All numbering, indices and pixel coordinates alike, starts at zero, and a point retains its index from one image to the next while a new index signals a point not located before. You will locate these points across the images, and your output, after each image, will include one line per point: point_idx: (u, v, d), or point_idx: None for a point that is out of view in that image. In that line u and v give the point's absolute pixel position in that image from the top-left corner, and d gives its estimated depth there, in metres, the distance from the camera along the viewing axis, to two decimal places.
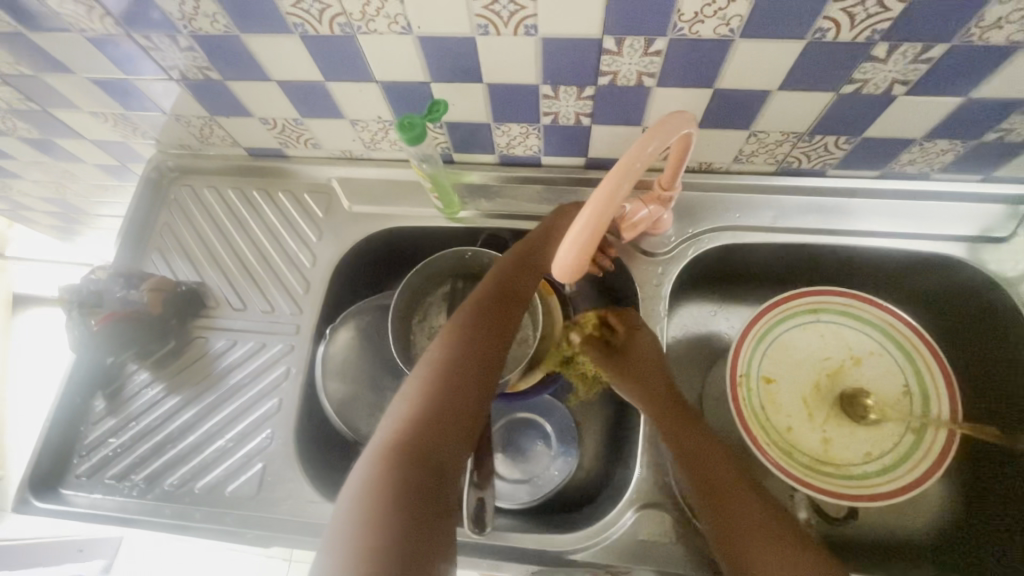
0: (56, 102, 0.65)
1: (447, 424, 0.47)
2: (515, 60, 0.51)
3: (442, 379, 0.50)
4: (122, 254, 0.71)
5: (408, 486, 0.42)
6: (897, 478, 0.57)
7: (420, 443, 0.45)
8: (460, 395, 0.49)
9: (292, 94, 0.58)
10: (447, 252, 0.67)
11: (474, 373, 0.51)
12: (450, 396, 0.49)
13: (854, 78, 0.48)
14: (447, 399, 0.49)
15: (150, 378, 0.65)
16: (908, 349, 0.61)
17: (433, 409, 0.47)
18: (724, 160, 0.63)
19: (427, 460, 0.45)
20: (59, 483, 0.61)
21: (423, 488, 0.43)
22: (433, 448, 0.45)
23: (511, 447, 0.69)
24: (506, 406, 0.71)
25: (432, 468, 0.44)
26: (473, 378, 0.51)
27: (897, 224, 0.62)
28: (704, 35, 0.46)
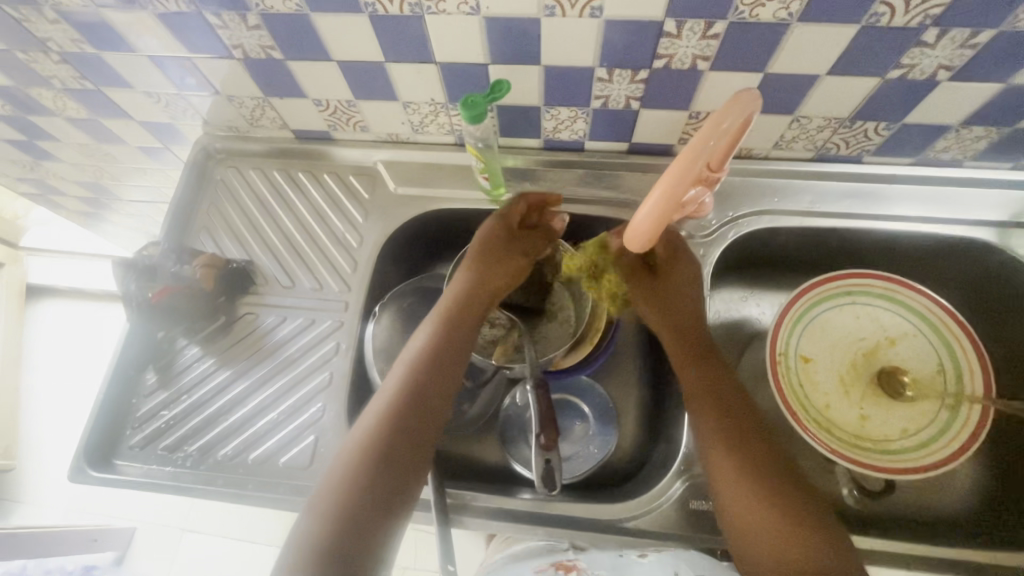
0: (109, 82, 0.66)
1: (417, 407, 0.53)
2: (577, 42, 0.52)
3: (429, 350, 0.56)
4: (170, 233, 0.72)
5: (386, 443, 0.50)
6: (936, 451, 0.59)
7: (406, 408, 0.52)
8: (442, 371, 0.55)
9: (351, 75, 0.60)
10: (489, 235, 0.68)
11: (442, 358, 0.56)
12: (430, 365, 0.55)
13: (902, 63, 0.51)
14: (431, 369, 0.55)
15: (201, 352, 0.67)
16: (942, 329, 0.63)
17: (415, 380, 0.54)
18: (765, 145, 0.65)
19: (407, 423, 0.52)
20: (114, 453, 0.63)
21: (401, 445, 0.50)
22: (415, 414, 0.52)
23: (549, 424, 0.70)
24: None
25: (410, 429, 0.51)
26: (452, 351, 0.57)
27: (931, 209, 0.65)
28: (763, 18, 0.48)
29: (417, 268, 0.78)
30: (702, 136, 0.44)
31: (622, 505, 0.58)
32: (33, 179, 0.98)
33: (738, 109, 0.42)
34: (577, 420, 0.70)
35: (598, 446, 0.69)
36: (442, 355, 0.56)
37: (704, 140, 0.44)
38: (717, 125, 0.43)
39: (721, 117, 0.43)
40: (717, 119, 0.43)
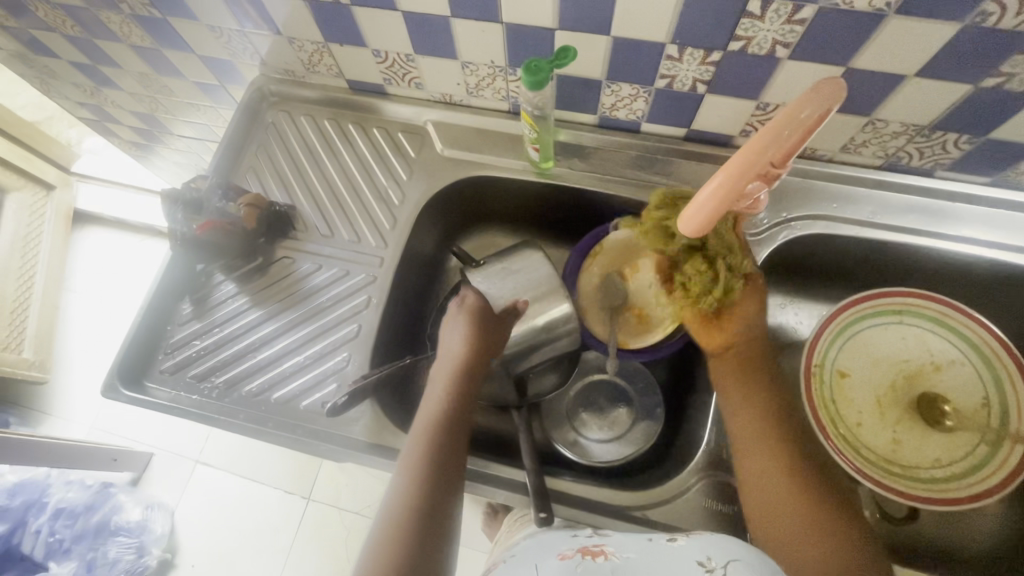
0: (176, 12, 0.67)
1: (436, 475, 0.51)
2: (652, 14, 0.50)
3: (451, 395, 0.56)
4: (219, 169, 0.73)
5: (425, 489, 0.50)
6: (966, 487, 0.57)
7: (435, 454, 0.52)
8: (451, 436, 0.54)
9: (414, 27, 0.59)
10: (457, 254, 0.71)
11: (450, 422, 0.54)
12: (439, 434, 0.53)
13: (1001, 71, 0.47)
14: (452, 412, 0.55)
15: (237, 289, 0.68)
16: (993, 363, 0.59)
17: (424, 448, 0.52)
18: (832, 146, 0.62)
19: (440, 470, 0.51)
20: (144, 375, 0.65)
21: (440, 486, 0.51)
22: (447, 451, 0.53)
23: (592, 405, 0.70)
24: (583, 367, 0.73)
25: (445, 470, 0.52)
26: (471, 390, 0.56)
27: (1003, 234, 0.61)
28: (857, 6, 0.45)
29: (454, 233, 0.77)
30: (777, 121, 0.41)
31: (635, 494, 0.57)
32: (93, 104, 1.00)
33: (821, 95, 0.40)
34: (621, 406, 0.69)
35: (644, 432, 0.67)
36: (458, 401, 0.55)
37: (789, 124, 0.41)
38: (800, 106, 0.40)
39: (806, 100, 0.40)
40: (797, 104, 0.40)
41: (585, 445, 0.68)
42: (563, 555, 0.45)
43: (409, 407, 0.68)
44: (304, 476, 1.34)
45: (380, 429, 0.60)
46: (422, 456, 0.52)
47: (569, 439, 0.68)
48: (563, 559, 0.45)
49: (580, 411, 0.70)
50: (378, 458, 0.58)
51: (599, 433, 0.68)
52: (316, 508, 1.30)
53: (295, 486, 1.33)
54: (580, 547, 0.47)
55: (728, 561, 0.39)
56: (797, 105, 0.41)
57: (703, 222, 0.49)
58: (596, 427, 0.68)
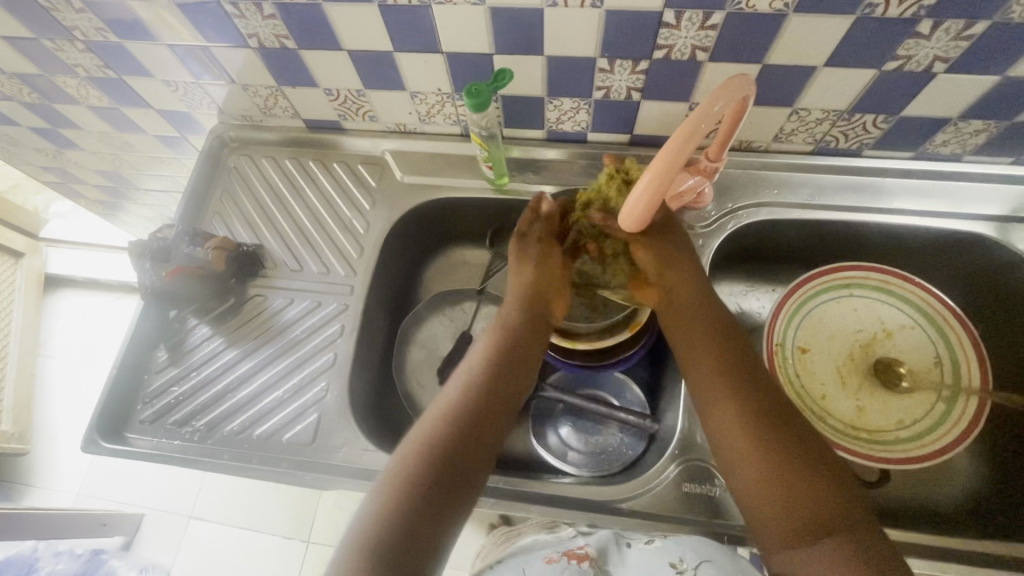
0: (131, 71, 0.69)
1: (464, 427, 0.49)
2: (578, 32, 0.54)
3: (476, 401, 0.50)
4: (185, 217, 0.75)
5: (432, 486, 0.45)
6: (929, 444, 0.59)
7: (444, 450, 0.47)
8: (492, 390, 0.51)
9: (361, 64, 0.62)
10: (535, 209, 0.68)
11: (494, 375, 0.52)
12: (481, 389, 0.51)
13: (898, 54, 0.52)
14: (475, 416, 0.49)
15: (211, 332, 0.69)
16: (938, 322, 0.63)
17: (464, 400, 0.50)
18: (764, 138, 0.66)
19: (467, 423, 0.49)
20: (124, 426, 0.65)
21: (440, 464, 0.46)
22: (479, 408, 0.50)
23: (582, 420, 0.72)
24: (571, 381, 0.74)
25: (459, 472, 0.47)
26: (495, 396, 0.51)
27: (931, 203, 0.65)
28: (759, 9, 0.49)
29: (423, 256, 0.79)
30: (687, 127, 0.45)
31: (615, 487, 0.59)
32: (56, 168, 1.01)
33: (734, 88, 0.44)
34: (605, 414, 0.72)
35: (634, 442, 0.69)
36: (484, 409, 0.50)
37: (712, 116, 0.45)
38: (720, 98, 0.44)
39: (726, 92, 0.44)
40: (711, 100, 0.44)
41: (577, 460, 0.69)
42: (549, 559, 0.52)
43: (391, 430, 0.69)
44: (300, 518, 1.32)
45: (364, 453, 0.60)
46: (432, 449, 0.47)
47: (559, 452, 0.70)
48: (550, 562, 0.52)
49: (570, 425, 0.72)
50: (364, 482, 0.59)
51: (583, 445, 0.71)
52: (315, 551, 1.28)
53: (292, 529, 1.31)
54: (565, 550, 0.53)
55: (698, 564, 0.49)
56: (714, 98, 0.44)
57: (634, 217, 0.52)
58: (581, 437, 0.71)
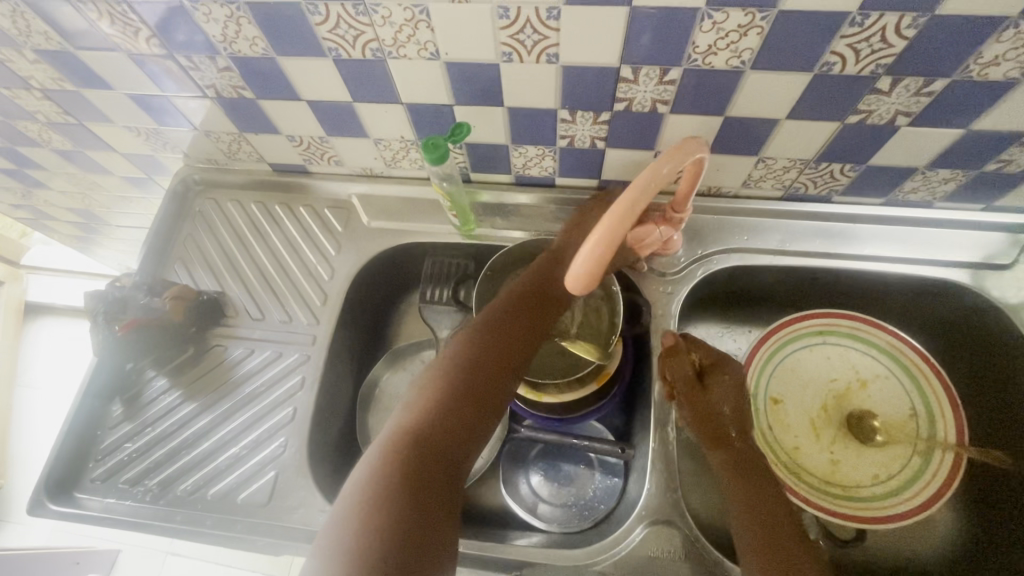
0: (91, 117, 0.68)
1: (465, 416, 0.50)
2: (536, 85, 0.53)
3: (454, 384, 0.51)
4: (146, 263, 0.73)
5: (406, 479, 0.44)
6: (906, 500, 0.58)
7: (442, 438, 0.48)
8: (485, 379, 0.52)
9: (321, 113, 0.61)
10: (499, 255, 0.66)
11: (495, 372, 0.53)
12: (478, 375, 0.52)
13: (859, 108, 0.51)
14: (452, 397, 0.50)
15: (168, 384, 0.67)
16: (913, 372, 0.62)
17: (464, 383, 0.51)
18: (733, 184, 0.65)
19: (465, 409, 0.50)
20: (75, 486, 0.62)
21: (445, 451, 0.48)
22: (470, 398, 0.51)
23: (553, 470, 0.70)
24: None
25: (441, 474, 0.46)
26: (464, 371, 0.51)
27: (903, 249, 0.64)
28: (716, 66, 0.48)
29: (393, 299, 0.78)
30: (570, 269, 0.48)
31: (583, 551, 0.56)
32: (27, 206, 1.00)
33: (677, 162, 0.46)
34: (579, 466, 0.70)
35: (605, 495, 0.67)
36: (457, 390, 0.50)
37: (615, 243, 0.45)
38: (634, 196, 0.44)
39: (645, 193, 0.44)
40: (639, 185, 0.44)
41: (547, 513, 0.68)
42: None
43: None
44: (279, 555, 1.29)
45: (320, 514, 0.58)
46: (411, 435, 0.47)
47: (529, 504, 0.68)
48: None
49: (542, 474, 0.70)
50: None
51: (555, 496, 0.69)
52: None
53: (270, 566, 1.28)
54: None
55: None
56: (626, 201, 0.44)
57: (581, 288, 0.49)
58: (553, 488, 0.69)
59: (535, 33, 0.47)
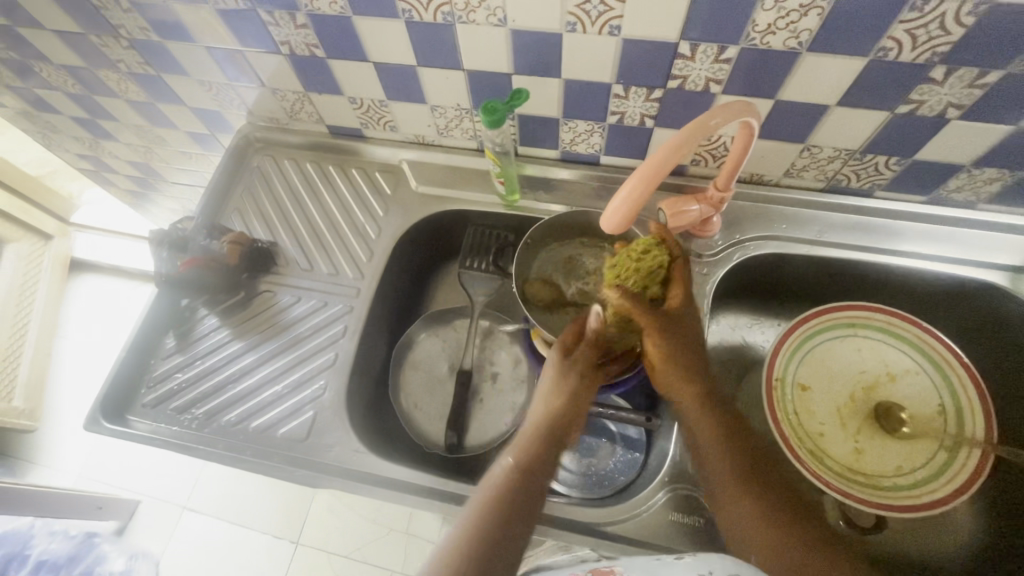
0: (169, 69, 0.72)
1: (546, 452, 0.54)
2: (595, 57, 0.55)
3: (546, 420, 0.56)
4: (205, 210, 0.77)
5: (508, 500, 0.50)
6: (931, 492, 0.58)
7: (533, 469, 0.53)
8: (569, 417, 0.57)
9: (385, 75, 0.64)
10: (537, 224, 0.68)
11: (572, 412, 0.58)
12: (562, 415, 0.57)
13: (911, 98, 0.52)
14: (541, 451, 0.54)
15: (219, 323, 0.71)
16: (945, 369, 0.62)
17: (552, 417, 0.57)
18: (775, 172, 0.67)
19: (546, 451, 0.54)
20: (127, 408, 0.66)
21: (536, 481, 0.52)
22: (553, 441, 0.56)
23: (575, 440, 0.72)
24: None
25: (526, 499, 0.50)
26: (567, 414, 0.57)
27: (942, 248, 0.65)
28: (774, 46, 0.50)
29: (433, 265, 0.81)
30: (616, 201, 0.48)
31: (606, 510, 0.58)
32: (92, 157, 1.06)
33: (699, 132, 0.45)
34: (601, 439, 0.71)
35: (625, 467, 0.69)
36: (558, 428, 0.56)
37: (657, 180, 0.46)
38: (638, 194, 0.46)
39: (654, 182, 0.46)
40: (633, 187, 0.46)
41: (567, 479, 0.69)
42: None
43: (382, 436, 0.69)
44: (292, 519, 1.32)
45: (355, 454, 0.61)
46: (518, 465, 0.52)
47: None
48: None
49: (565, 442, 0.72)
50: (351, 482, 0.60)
51: (575, 464, 0.70)
52: (303, 553, 1.28)
53: (282, 529, 1.31)
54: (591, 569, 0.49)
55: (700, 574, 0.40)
56: (633, 193, 0.46)
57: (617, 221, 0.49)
58: (574, 457, 0.71)
59: (601, 4, 0.50)
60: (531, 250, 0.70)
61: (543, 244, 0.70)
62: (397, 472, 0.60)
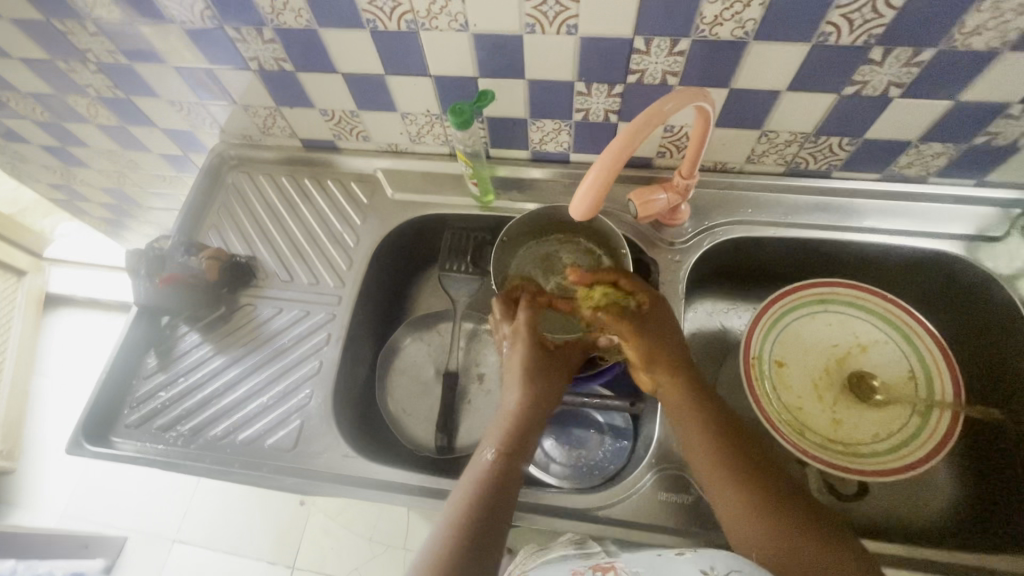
0: (139, 91, 0.73)
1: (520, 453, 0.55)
2: (556, 57, 0.58)
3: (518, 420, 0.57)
4: (181, 228, 0.77)
5: (480, 519, 0.50)
6: (908, 454, 0.60)
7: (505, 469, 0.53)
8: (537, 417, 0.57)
9: (354, 86, 0.66)
10: (512, 222, 0.69)
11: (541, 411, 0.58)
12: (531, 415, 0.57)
13: (854, 79, 0.55)
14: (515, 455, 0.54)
15: (201, 339, 0.70)
16: (911, 337, 0.65)
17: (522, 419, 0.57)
18: (737, 159, 0.69)
19: (517, 450, 0.55)
20: (110, 430, 0.65)
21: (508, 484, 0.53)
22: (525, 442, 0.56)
23: (564, 433, 0.73)
24: None
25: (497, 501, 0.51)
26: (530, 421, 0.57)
27: (899, 222, 0.68)
28: (723, 36, 0.53)
29: (413, 271, 0.82)
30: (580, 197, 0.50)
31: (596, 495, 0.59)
32: (64, 186, 1.05)
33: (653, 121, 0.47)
34: (590, 430, 0.73)
35: (615, 455, 0.70)
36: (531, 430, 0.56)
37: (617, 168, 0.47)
38: (599, 184, 0.48)
39: (614, 172, 0.47)
40: (594, 177, 0.48)
41: (559, 471, 0.70)
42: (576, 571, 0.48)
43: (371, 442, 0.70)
44: (287, 542, 1.30)
45: (344, 459, 0.61)
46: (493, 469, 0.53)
47: (541, 463, 0.71)
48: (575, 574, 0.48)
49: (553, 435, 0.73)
50: (341, 487, 0.60)
51: (566, 456, 0.71)
52: None
53: (277, 554, 1.29)
54: (591, 565, 0.49)
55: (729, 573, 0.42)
56: (595, 183, 0.48)
57: (582, 213, 0.51)
58: (565, 449, 0.72)
59: (557, 4, 0.52)
60: (507, 248, 0.71)
61: (518, 241, 0.71)
62: (386, 473, 0.60)
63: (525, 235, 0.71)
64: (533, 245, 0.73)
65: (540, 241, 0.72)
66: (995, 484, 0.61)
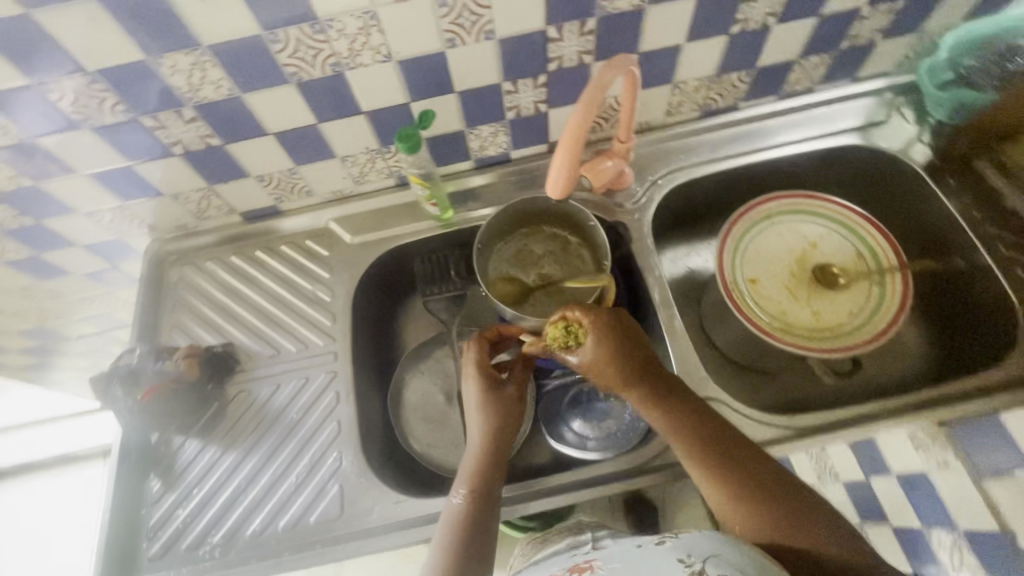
0: (51, 211, 0.68)
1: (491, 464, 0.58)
2: (480, 63, 0.61)
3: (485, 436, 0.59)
4: (140, 340, 0.72)
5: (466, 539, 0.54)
6: (883, 319, 0.68)
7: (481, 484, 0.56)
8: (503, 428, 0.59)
9: (288, 142, 0.65)
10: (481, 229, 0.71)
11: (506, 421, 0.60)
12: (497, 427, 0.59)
13: (738, 18, 0.63)
14: (485, 469, 0.57)
15: (201, 443, 0.66)
16: (847, 223, 0.74)
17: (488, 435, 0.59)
18: (659, 115, 0.76)
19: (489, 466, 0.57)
20: (134, 570, 0.59)
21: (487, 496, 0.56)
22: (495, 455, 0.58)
23: (587, 409, 0.73)
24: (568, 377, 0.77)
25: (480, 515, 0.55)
26: (505, 442, 0.59)
27: (805, 131, 0.77)
28: (622, 7, 0.58)
29: (394, 308, 0.80)
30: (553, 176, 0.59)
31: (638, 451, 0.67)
32: None
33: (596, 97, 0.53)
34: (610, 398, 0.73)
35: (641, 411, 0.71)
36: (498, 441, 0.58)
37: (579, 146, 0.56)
38: (568, 163, 0.57)
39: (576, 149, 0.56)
40: (564, 157, 0.56)
41: (596, 445, 0.70)
42: None
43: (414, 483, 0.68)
44: None
45: (398, 505, 0.60)
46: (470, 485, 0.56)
47: (578, 444, 0.71)
48: None
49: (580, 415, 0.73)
50: (404, 532, 0.58)
51: (597, 429, 0.71)
52: None
53: None
54: (570, 566, 0.47)
55: (708, 557, 0.41)
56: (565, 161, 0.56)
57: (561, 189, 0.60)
58: (593, 424, 0.72)
59: (471, 14, 0.55)
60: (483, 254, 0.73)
61: (491, 246, 0.73)
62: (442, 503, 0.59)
63: (496, 238, 0.74)
64: (504, 247, 0.75)
65: (509, 240, 0.75)
66: (953, 313, 0.72)
